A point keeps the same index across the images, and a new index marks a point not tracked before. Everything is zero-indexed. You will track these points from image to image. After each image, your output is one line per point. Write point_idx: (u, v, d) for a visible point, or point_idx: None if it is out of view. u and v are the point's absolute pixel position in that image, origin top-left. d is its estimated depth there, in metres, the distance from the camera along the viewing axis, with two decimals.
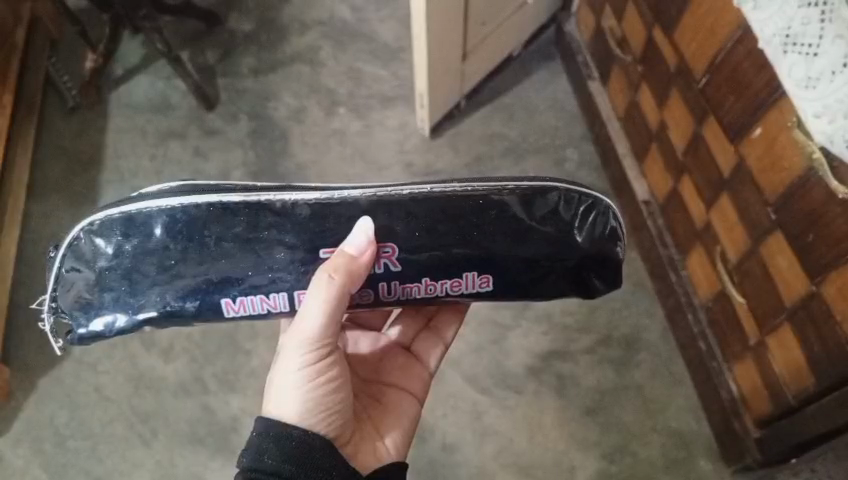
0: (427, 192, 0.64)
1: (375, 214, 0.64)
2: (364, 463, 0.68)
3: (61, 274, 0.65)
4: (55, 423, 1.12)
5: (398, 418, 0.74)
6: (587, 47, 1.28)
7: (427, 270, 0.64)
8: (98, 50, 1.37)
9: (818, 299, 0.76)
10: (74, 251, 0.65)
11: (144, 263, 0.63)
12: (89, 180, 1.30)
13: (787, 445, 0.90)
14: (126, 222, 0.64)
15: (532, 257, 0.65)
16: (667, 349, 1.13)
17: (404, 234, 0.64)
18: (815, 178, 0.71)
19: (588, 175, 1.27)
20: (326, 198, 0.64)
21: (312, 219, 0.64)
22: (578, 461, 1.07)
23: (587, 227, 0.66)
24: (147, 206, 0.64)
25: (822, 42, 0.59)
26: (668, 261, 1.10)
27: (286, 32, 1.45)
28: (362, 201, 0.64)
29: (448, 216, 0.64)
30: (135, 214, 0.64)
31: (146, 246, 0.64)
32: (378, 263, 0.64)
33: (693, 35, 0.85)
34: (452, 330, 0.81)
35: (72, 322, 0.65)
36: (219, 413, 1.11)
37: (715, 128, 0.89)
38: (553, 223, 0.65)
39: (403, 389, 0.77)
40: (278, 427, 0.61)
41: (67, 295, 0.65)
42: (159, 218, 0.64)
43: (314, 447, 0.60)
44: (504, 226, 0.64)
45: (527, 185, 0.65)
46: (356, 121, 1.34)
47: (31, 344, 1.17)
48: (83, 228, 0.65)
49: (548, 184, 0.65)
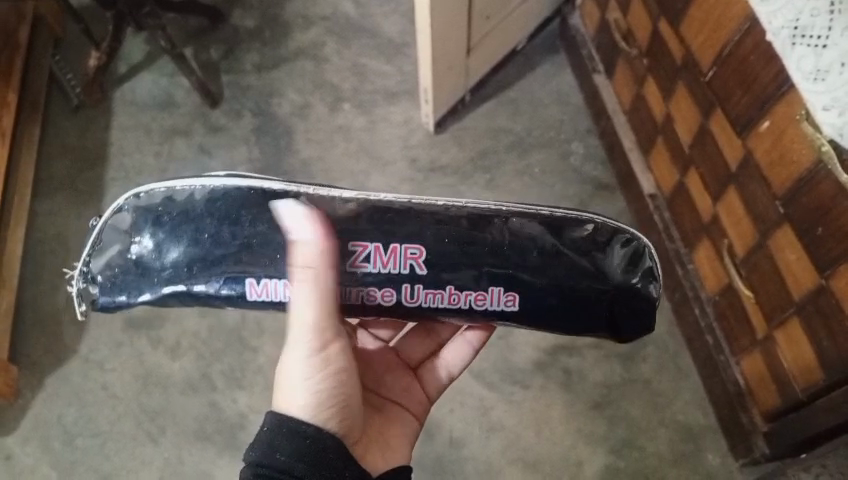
0: (461, 206, 0.65)
1: (408, 217, 0.64)
2: (374, 465, 0.68)
3: (97, 240, 0.66)
4: (63, 421, 1.12)
5: (398, 428, 0.74)
6: (592, 41, 1.27)
7: (452, 277, 0.64)
8: (102, 48, 1.33)
9: (826, 292, 0.76)
10: (115, 220, 0.66)
11: (177, 236, 0.64)
12: (95, 178, 1.30)
13: (796, 440, 0.90)
14: (168, 197, 0.64)
15: (560, 281, 0.64)
16: (674, 344, 1.13)
17: (433, 237, 0.64)
18: (823, 171, 0.71)
19: (594, 170, 1.26)
20: (366, 197, 0.64)
21: (346, 215, 0.64)
22: (585, 456, 1.07)
23: (620, 260, 0.65)
24: (191, 184, 0.64)
25: (831, 34, 0.58)
26: (674, 256, 1.09)
27: (289, 27, 1.44)
28: (395, 204, 0.64)
29: (481, 233, 0.64)
30: (178, 190, 0.64)
31: (181, 220, 0.63)
32: (404, 264, 0.64)
33: (700, 27, 0.83)
34: (462, 364, 0.80)
35: (100, 288, 0.67)
36: (226, 410, 1.12)
37: (722, 121, 0.88)
38: (585, 253, 0.65)
39: (404, 408, 0.76)
40: (290, 422, 0.60)
41: (100, 259, 0.66)
42: (199, 196, 0.63)
43: (328, 446, 0.60)
44: (535, 246, 0.64)
45: (561, 213, 0.66)
46: (360, 116, 1.34)
47: (38, 344, 1.17)
48: (129, 199, 0.65)
49: (584, 215, 0.66)
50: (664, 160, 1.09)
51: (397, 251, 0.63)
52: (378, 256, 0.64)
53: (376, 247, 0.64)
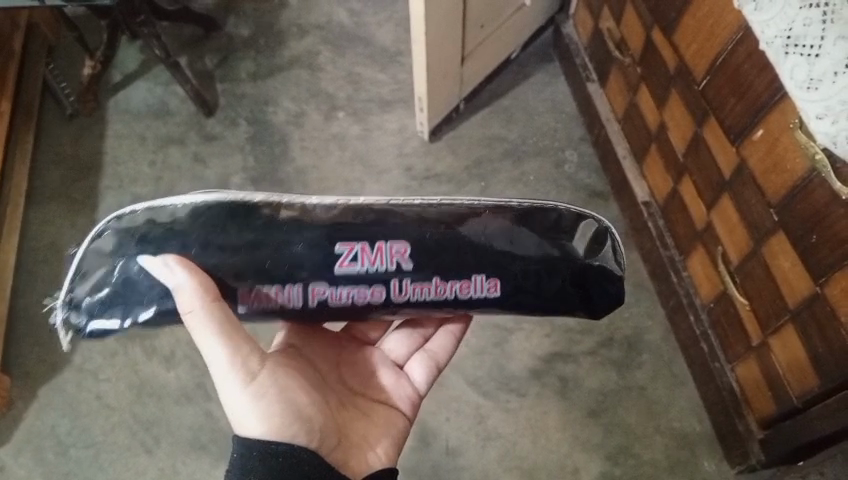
0: (434, 204, 0.66)
1: (389, 215, 0.65)
2: (357, 470, 0.67)
3: (81, 266, 0.63)
4: (56, 432, 1.11)
5: (387, 430, 0.72)
6: (585, 49, 1.28)
7: (437, 268, 0.65)
8: (96, 57, 1.33)
9: (821, 299, 0.77)
10: (98, 244, 0.63)
11: (165, 252, 0.62)
12: (89, 186, 1.30)
13: (792, 447, 0.90)
14: (152, 217, 0.63)
15: (533, 266, 0.66)
16: (669, 350, 1.14)
17: (416, 231, 0.65)
18: (818, 180, 0.71)
19: (588, 177, 1.27)
20: (344, 201, 0.65)
21: (330, 218, 0.64)
22: (581, 463, 1.07)
23: (584, 243, 0.68)
24: (174, 201, 0.63)
25: (823, 43, 0.59)
26: (669, 263, 1.10)
27: (284, 36, 1.45)
28: (376, 206, 0.65)
29: (458, 227, 0.66)
30: (161, 209, 0.63)
31: (168, 237, 0.62)
32: (390, 261, 0.64)
33: (694, 36, 0.84)
34: (447, 355, 0.79)
35: (87, 314, 0.64)
36: (221, 419, 1.11)
37: (716, 129, 0.89)
38: (555, 240, 0.67)
39: (392, 406, 0.74)
40: (259, 445, 0.59)
41: (85, 285, 0.63)
42: (183, 214, 0.63)
43: (300, 459, 0.59)
44: (506, 236, 0.66)
45: (527, 203, 0.67)
46: (355, 125, 1.34)
47: (32, 353, 1.16)
48: (110, 222, 0.63)
49: (549, 202, 0.68)
50: (658, 167, 1.10)
51: (383, 249, 0.64)
52: (365, 255, 0.64)
53: (362, 246, 0.64)
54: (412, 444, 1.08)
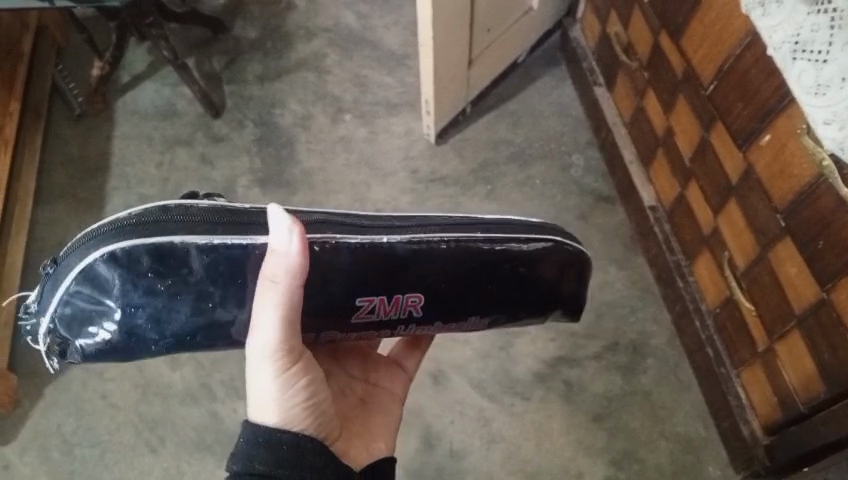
0: (453, 243, 0.60)
1: (411, 262, 0.59)
2: (357, 459, 0.65)
3: (73, 302, 0.57)
4: (62, 431, 1.12)
5: (386, 416, 0.73)
6: (593, 53, 1.28)
7: (443, 315, 0.64)
8: (105, 58, 1.34)
9: (828, 305, 0.76)
10: (92, 282, 0.56)
11: (175, 305, 0.57)
12: (97, 187, 1.30)
13: (797, 453, 0.89)
14: (156, 259, 0.55)
15: (527, 305, 0.66)
16: (675, 355, 1.13)
17: (431, 283, 0.61)
18: (825, 185, 0.71)
19: (594, 181, 1.27)
20: (368, 242, 0.58)
21: (354, 265, 0.58)
22: (585, 467, 1.07)
23: (575, 281, 0.69)
24: (180, 243, 0.55)
25: (831, 49, 0.59)
26: (675, 268, 1.10)
27: (291, 38, 1.45)
28: (399, 248, 0.59)
29: (473, 275, 0.62)
30: (166, 249, 0.55)
31: (179, 287, 0.56)
32: (404, 310, 0.62)
33: (700, 41, 0.84)
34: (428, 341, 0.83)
35: (80, 348, 0.60)
36: (226, 420, 1.12)
37: (723, 134, 0.89)
38: (553, 282, 0.66)
39: (388, 393, 0.76)
40: (267, 431, 0.57)
41: (79, 324, 0.58)
42: (197, 260, 0.56)
43: (305, 448, 0.57)
44: (513, 282, 0.64)
45: (542, 240, 0.64)
46: (362, 127, 1.35)
47: (38, 353, 1.17)
48: (104, 258, 0.55)
49: (559, 238, 0.65)
50: (664, 172, 1.10)
51: (400, 301, 0.61)
52: (381, 306, 0.60)
53: (380, 299, 0.60)
54: (417, 447, 1.08)
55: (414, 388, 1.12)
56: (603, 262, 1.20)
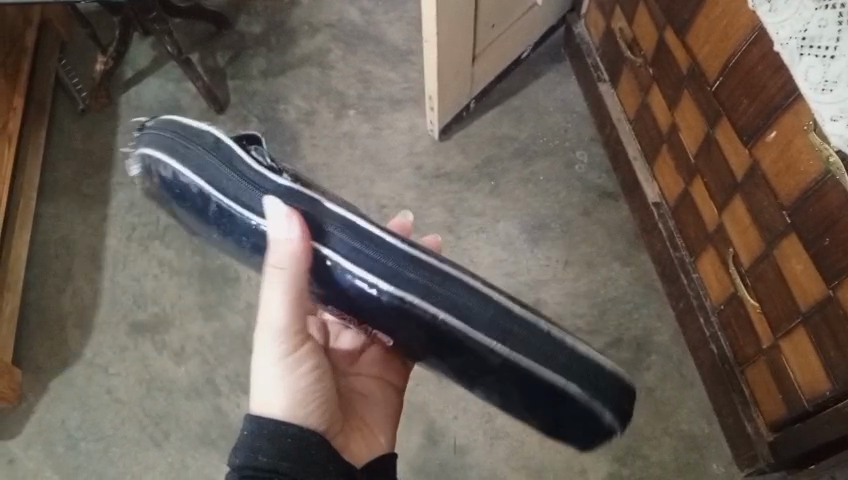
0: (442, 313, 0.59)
1: (391, 312, 0.60)
2: (357, 456, 0.70)
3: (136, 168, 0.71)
4: (67, 426, 1.12)
5: (384, 408, 0.79)
6: (597, 49, 1.27)
7: (420, 355, 0.65)
8: (109, 52, 1.33)
9: (834, 303, 0.76)
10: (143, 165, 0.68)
11: (193, 216, 0.67)
12: (100, 182, 1.30)
13: (802, 450, 0.89)
14: (178, 184, 0.65)
15: (508, 397, 0.64)
16: (678, 352, 1.13)
17: (406, 332, 0.62)
18: (831, 182, 0.71)
19: (598, 178, 1.27)
20: (358, 282, 0.59)
21: (340, 290, 0.61)
22: (589, 463, 1.07)
23: (572, 415, 0.64)
24: (195, 183, 0.64)
25: (839, 44, 0.59)
26: (679, 264, 1.10)
27: (295, 34, 1.45)
28: (384, 298, 0.59)
29: (449, 345, 0.61)
30: (186, 184, 0.64)
31: (194, 208, 0.66)
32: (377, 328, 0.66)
33: (706, 37, 0.84)
34: None
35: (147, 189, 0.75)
36: (231, 415, 1.12)
37: (728, 130, 0.89)
38: (540, 400, 0.63)
39: (387, 385, 0.82)
40: (272, 425, 0.60)
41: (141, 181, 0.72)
42: (205, 203, 0.64)
43: (309, 443, 0.60)
44: (492, 373, 0.62)
45: (543, 367, 0.60)
46: (366, 123, 1.35)
47: (43, 348, 1.17)
48: (148, 159, 0.67)
49: (565, 376, 0.60)
50: (668, 169, 1.10)
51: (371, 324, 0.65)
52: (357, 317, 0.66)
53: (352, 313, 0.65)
54: (420, 442, 1.09)
55: (417, 384, 1.13)
56: (606, 259, 1.21)
